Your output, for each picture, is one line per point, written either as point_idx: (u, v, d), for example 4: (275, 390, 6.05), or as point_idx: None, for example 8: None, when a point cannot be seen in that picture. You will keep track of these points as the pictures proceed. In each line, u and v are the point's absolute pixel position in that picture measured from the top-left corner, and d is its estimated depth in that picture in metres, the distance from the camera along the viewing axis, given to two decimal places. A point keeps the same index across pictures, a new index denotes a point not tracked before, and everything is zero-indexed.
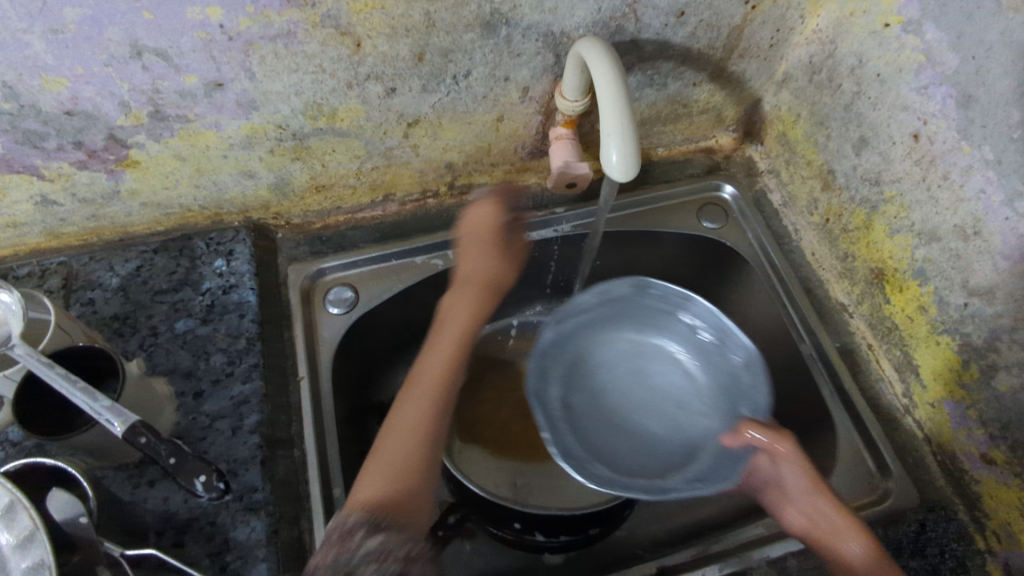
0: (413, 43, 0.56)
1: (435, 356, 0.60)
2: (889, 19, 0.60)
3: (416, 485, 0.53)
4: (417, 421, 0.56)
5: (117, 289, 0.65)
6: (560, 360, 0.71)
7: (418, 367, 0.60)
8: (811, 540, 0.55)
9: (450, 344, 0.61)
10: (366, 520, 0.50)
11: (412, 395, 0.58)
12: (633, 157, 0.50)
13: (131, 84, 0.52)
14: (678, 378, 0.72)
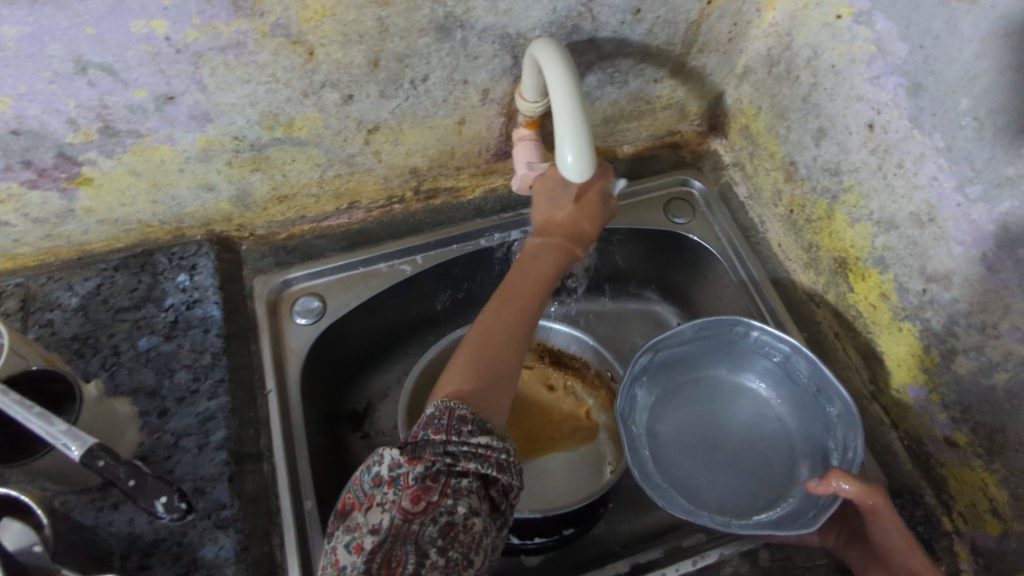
0: (368, 49, 0.56)
1: (524, 289, 0.60)
2: (841, 11, 0.60)
3: (492, 396, 0.52)
4: (499, 342, 0.56)
5: (77, 309, 0.64)
6: (649, 392, 0.71)
7: (513, 289, 0.61)
8: None
9: (537, 278, 0.62)
10: (470, 416, 0.48)
11: (508, 306, 0.59)
12: (587, 159, 0.51)
13: (78, 101, 0.50)
14: (765, 418, 0.71)
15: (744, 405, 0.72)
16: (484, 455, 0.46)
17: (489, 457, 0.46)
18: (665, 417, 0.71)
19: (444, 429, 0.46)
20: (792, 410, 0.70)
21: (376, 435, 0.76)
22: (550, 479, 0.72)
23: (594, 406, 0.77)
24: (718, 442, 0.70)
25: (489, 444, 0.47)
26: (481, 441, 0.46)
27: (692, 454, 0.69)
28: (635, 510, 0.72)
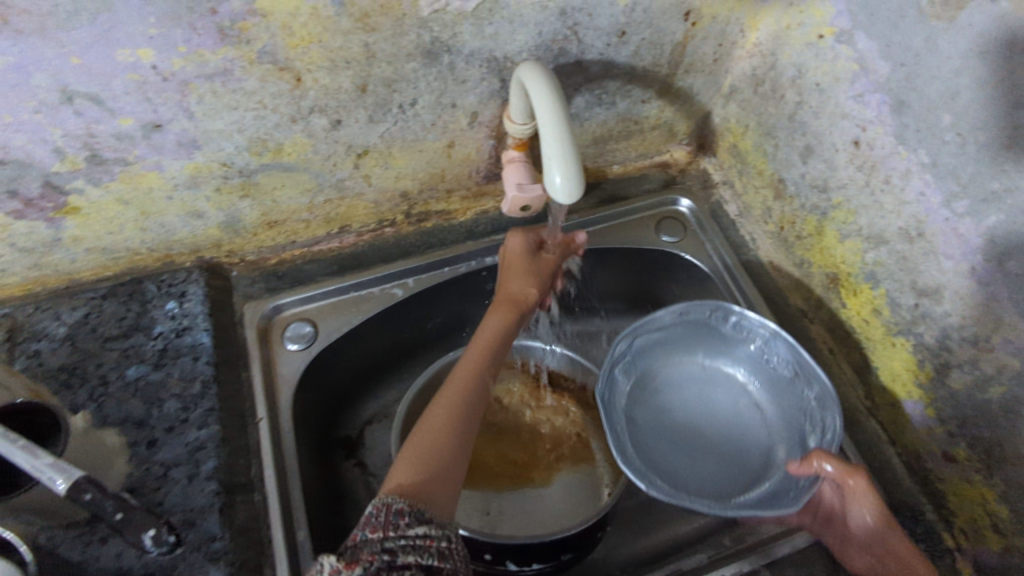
0: (355, 75, 0.56)
1: (467, 376, 0.58)
2: (823, 30, 0.61)
3: (443, 482, 0.50)
4: (447, 433, 0.53)
5: (64, 339, 0.63)
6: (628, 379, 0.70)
7: (456, 376, 0.59)
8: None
9: (481, 365, 0.60)
10: (407, 508, 0.46)
11: (454, 393, 0.57)
12: (576, 179, 0.50)
13: (64, 130, 0.50)
14: (742, 405, 0.71)
15: (721, 394, 0.72)
16: (423, 546, 0.44)
17: (429, 547, 0.44)
18: (643, 404, 0.70)
19: (382, 526, 0.44)
20: (769, 395, 0.70)
21: (370, 462, 0.75)
22: (545, 504, 0.71)
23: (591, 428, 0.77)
24: (698, 429, 0.69)
25: (427, 535, 0.45)
26: (420, 535, 0.44)
27: (672, 441, 0.68)
28: (633, 534, 0.71)
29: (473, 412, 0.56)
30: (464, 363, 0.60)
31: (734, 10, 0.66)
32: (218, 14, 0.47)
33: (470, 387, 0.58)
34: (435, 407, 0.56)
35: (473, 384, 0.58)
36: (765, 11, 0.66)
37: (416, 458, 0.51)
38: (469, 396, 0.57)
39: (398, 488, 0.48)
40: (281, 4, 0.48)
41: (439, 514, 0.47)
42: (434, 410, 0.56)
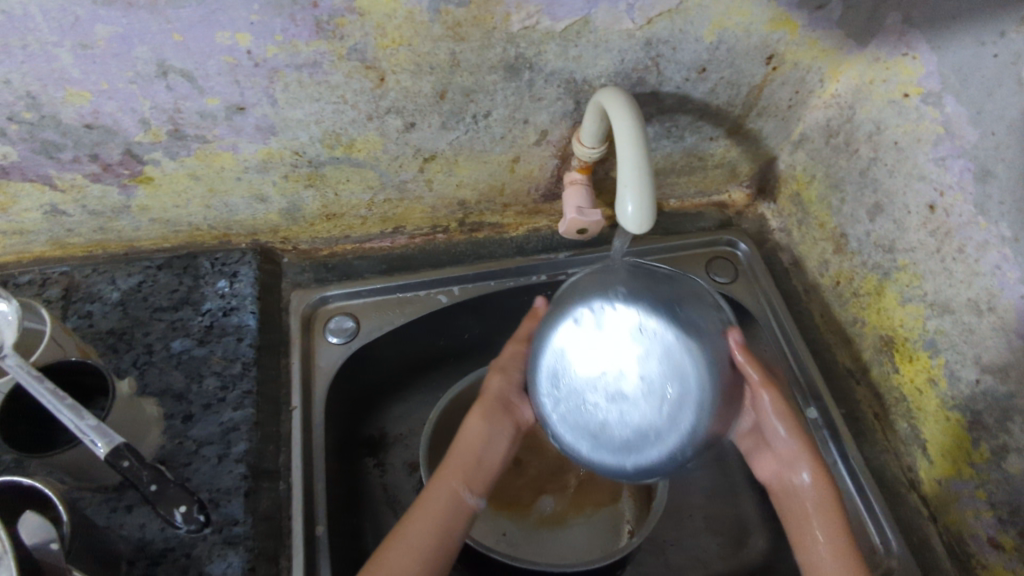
0: (437, 81, 0.57)
1: (436, 494, 0.55)
2: (909, 90, 0.60)
3: None
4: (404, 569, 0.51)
5: (116, 303, 0.64)
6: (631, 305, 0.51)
7: (427, 497, 0.55)
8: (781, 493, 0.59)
9: (451, 487, 0.56)
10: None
11: (423, 518, 0.54)
12: (649, 209, 0.50)
13: (153, 102, 0.52)
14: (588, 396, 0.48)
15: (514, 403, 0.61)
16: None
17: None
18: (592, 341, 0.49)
19: None
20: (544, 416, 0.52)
21: (392, 464, 0.75)
22: (553, 536, 0.70)
23: None
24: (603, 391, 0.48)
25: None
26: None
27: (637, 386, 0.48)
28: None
29: (440, 532, 0.54)
30: (438, 478, 0.57)
31: (817, 59, 0.65)
32: (319, 8, 0.48)
33: (444, 509, 0.55)
34: (396, 531, 0.53)
35: (446, 510, 0.55)
36: (848, 64, 0.65)
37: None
38: (437, 518, 0.54)
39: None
40: (379, 5, 0.49)
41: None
42: (396, 537, 0.53)
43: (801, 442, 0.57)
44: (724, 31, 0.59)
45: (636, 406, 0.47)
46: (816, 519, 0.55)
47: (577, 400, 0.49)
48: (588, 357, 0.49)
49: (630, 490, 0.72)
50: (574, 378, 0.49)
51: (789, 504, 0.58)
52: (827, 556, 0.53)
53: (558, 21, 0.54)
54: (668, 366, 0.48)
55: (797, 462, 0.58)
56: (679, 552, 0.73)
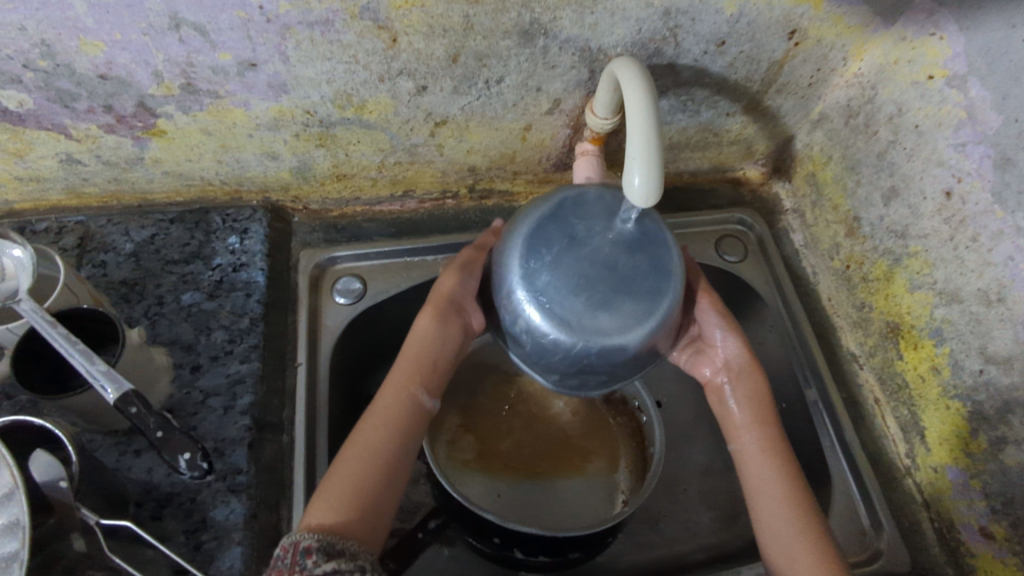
0: (450, 44, 0.56)
1: (391, 399, 0.57)
2: (934, 71, 0.58)
3: (370, 521, 0.50)
4: (364, 470, 0.52)
5: (129, 254, 0.66)
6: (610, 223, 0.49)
7: (384, 400, 0.57)
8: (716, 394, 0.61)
9: (406, 392, 0.57)
10: (315, 545, 0.45)
11: (379, 419, 0.55)
12: (657, 181, 0.46)
13: (166, 55, 0.52)
14: (562, 310, 0.46)
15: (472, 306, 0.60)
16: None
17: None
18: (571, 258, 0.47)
19: (287, 568, 0.43)
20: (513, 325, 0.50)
21: None
22: (546, 503, 0.71)
23: (618, 433, 0.76)
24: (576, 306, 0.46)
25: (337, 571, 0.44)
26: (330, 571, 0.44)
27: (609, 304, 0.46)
28: (640, 546, 0.72)
29: (396, 430, 0.55)
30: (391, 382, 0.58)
31: (841, 36, 0.63)
32: None
33: (398, 411, 0.56)
34: (355, 435, 0.55)
35: (401, 414, 0.56)
36: (873, 42, 0.63)
37: (323, 503, 0.50)
38: (392, 420, 0.56)
39: (314, 527, 0.48)
40: None
41: (358, 551, 0.47)
42: (354, 440, 0.54)
43: (745, 356, 0.60)
44: (746, 3, 0.58)
45: (611, 305, 0.46)
46: (752, 423, 0.58)
47: (550, 294, 0.47)
48: (571, 253, 0.47)
49: (627, 461, 0.74)
50: (553, 272, 0.47)
51: (726, 414, 0.60)
52: (760, 452, 0.56)
53: None
54: (645, 269, 0.47)
55: (738, 370, 0.60)
56: (673, 524, 0.74)
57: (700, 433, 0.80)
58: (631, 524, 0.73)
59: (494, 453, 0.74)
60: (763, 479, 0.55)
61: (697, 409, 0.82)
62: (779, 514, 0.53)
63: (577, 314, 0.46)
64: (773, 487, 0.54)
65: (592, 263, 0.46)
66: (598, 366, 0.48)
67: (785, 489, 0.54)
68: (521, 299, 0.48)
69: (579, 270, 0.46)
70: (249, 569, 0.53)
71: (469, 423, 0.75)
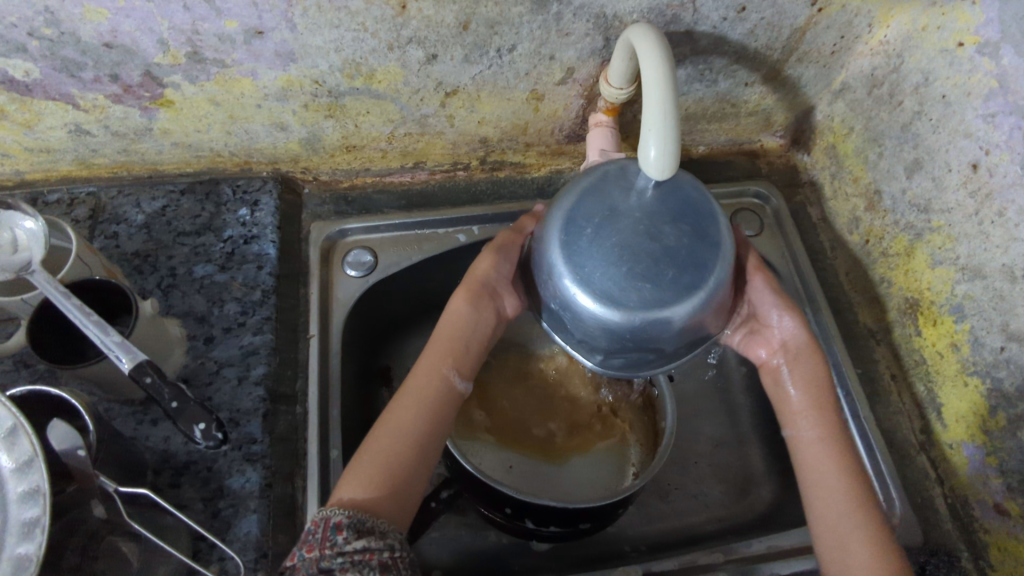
0: (460, 10, 0.55)
1: (424, 384, 0.57)
2: (964, 39, 0.56)
3: (399, 494, 0.51)
4: (395, 450, 0.53)
5: (141, 226, 0.66)
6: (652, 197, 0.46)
7: (418, 382, 0.57)
8: (769, 374, 0.60)
9: (439, 371, 0.57)
10: (346, 521, 0.47)
11: (409, 403, 0.56)
12: (674, 154, 0.45)
13: (171, 23, 0.51)
14: (604, 284, 0.45)
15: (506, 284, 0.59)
16: (363, 561, 0.44)
17: (370, 561, 0.44)
18: (611, 231, 0.45)
19: (317, 543, 0.45)
20: (554, 302, 0.49)
21: None
22: (565, 479, 0.71)
23: (630, 407, 0.75)
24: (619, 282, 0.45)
25: (366, 549, 0.45)
26: (360, 549, 0.45)
27: (652, 278, 0.44)
28: (651, 516, 0.72)
29: (428, 410, 0.55)
30: (423, 361, 0.58)
31: (867, 1, 0.61)
32: None
33: (430, 391, 0.56)
34: (387, 413, 0.55)
35: (433, 395, 0.56)
36: (901, 7, 0.61)
37: (355, 481, 0.51)
38: (424, 400, 0.56)
39: (346, 503, 0.49)
40: None
41: (386, 529, 0.48)
42: (386, 419, 0.55)
43: (805, 336, 0.59)
44: None
45: (654, 278, 0.44)
46: (810, 409, 0.57)
47: (589, 269, 0.45)
48: (612, 225, 0.46)
49: (640, 434, 0.74)
50: (596, 249, 0.45)
51: (781, 397, 0.59)
52: (818, 440, 0.56)
53: None
54: (688, 241, 0.46)
55: (797, 351, 0.59)
56: (684, 497, 0.74)
57: (713, 407, 0.80)
58: (642, 495, 0.73)
59: (512, 427, 0.74)
60: (823, 467, 0.55)
61: (710, 384, 0.81)
62: (839, 504, 0.53)
63: (619, 289, 0.45)
64: (833, 477, 0.54)
65: (633, 235, 0.45)
66: (643, 343, 0.46)
67: (845, 479, 0.54)
68: (558, 275, 0.47)
69: (620, 242, 0.45)
70: (266, 535, 0.54)
71: (491, 398, 0.75)
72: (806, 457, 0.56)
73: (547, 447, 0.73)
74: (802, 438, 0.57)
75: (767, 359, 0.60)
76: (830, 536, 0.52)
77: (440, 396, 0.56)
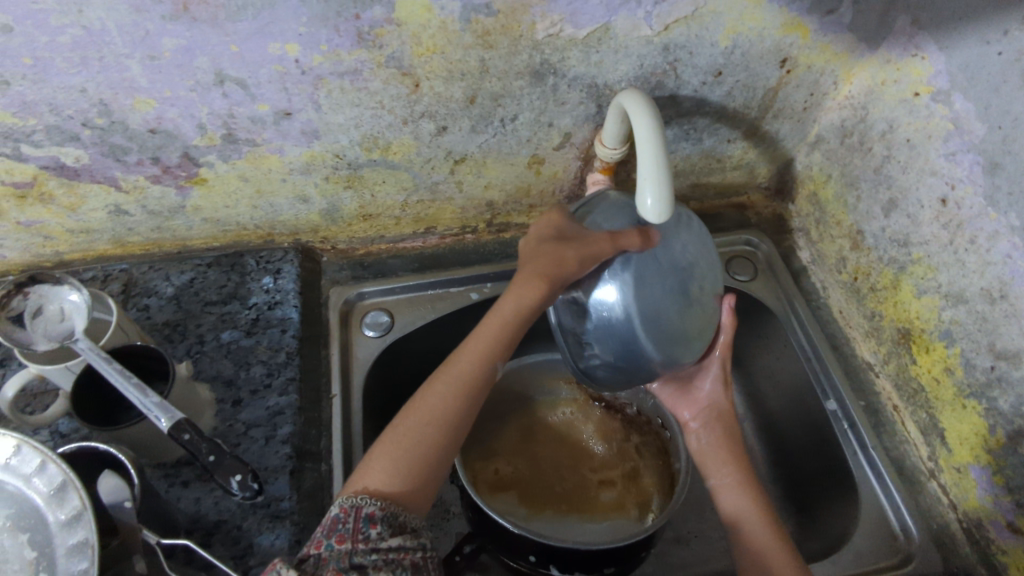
0: (467, 86, 0.61)
1: (472, 371, 0.57)
2: (919, 89, 0.62)
3: (421, 490, 0.52)
4: (432, 441, 0.53)
5: (171, 298, 0.69)
6: (704, 270, 0.56)
7: (458, 368, 0.57)
8: (692, 429, 0.67)
9: (489, 360, 0.57)
10: (379, 513, 0.48)
11: (442, 389, 0.56)
12: (669, 201, 0.50)
13: (210, 109, 0.57)
14: (654, 312, 0.53)
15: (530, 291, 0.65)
16: (396, 559, 0.45)
17: (401, 561, 0.46)
18: (674, 274, 0.54)
19: (350, 535, 0.46)
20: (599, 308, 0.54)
21: None
22: (553, 529, 0.71)
23: (645, 453, 0.77)
24: (661, 316, 0.53)
25: (401, 548, 0.47)
26: (394, 545, 0.46)
27: (677, 326, 0.54)
28: (672, 566, 0.72)
29: (468, 406, 0.56)
30: (475, 346, 0.57)
31: (830, 62, 0.68)
32: (361, 19, 0.52)
33: (471, 385, 0.56)
34: (428, 400, 0.55)
35: (474, 384, 0.56)
36: (861, 66, 0.68)
37: (389, 464, 0.51)
38: (466, 394, 0.56)
39: (376, 496, 0.49)
40: (415, 16, 0.53)
41: (416, 528, 0.50)
42: (418, 411, 0.55)
43: (728, 401, 0.67)
44: (738, 35, 0.63)
45: (680, 326, 0.54)
46: (728, 459, 0.63)
47: (641, 290, 0.53)
48: (673, 268, 0.54)
49: (656, 482, 0.74)
50: (661, 282, 0.53)
51: (699, 451, 0.66)
52: (738, 483, 0.61)
53: (580, 29, 0.58)
54: (705, 310, 0.56)
55: (718, 413, 0.66)
56: (704, 543, 0.74)
57: None
58: (663, 544, 0.74)
59: (518, 480, 0.74)
60: (741, 509, 0.60)
61: None
62: (760, 536, 0.57)
63: (659, 322, 0.53)
64: (751, 514, 0.59)
65: (684, 288, 0.54)
66: (637, 367, 0.54)
67: (764, 515, 0.59)
68: (617, 283, 0.53)
69: (669, 283, 0.53)
70: None
71: (498, 451, 0.76)
72: (725, 498, 0.61)
73: (545, 497, 0.73)
74: (718, 482, 0.63)
75: (691, 419, 0.68)
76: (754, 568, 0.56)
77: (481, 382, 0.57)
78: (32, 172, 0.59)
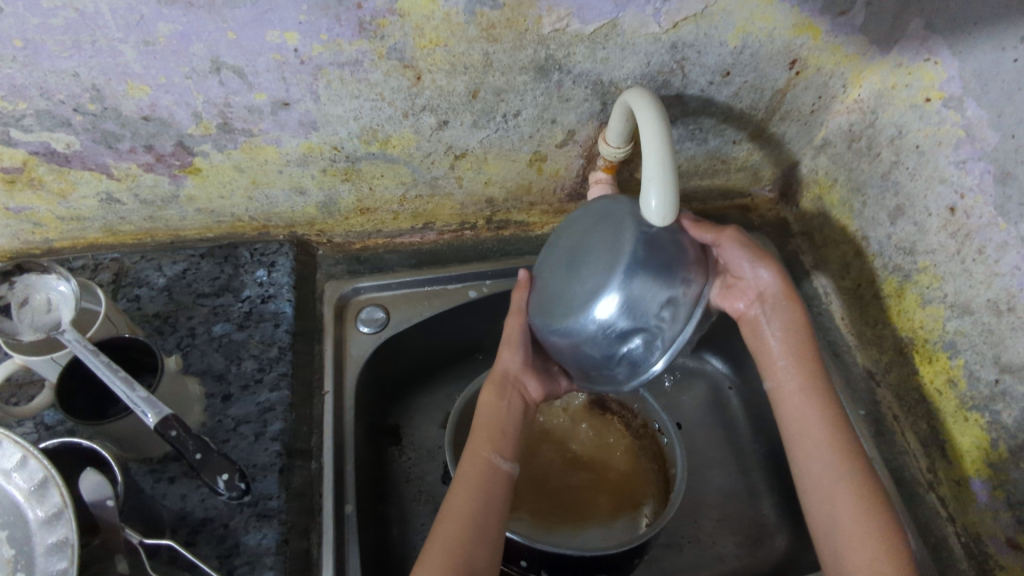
0: (470, 80, 0.59)
1: (470, 471, 0.58)
2: (931, 94, 0.61)
3: None
4: (463, 537, 0.54)
5: (162, 289, 0.68)
6: (580, 236, 0.55)
7: (465, 469, 0.58)
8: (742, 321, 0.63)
9: (482, 454, 0.59)
10: None
11: (462, 489, 0.57)
12: (674, 204, 0.49)
13: (206, 97, 0.55)
14: (558, 312, 0.54)
15: None
16: None
17: None
18: (554, 276, 0.56)
19: None
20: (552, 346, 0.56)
21: (416, 450, 0.76)
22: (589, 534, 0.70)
23: (642, 459, 0.75)
24: (564, 305, 0.53)
25: None
26: None
27: (584, 289, 0.52)
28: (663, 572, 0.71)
29: (490, 501, 0.56)
30: (474, 448, 0.59)
31: (840, 64, 0.66)
32: (362, 9, 0.51)
33: (482, 486, 0.57)
34: (451, 503, 0.56)
35: (482, 481, 0.57)
36: (871, 70, 0.67)
37: (442, 565, 0.52)
38: (480, 491, 0.56)
39: None
40: (418, 7, 0.52)
41: None
42: (444, 513, 0.56)
43: (778, 284, 0.61)
44: (748, 35, 0.61)
45: (588, 287, 0.52)
46: (784, 357, 0.60)
47: (556, 293, 0.55)
48: (553, 272, 0.56)
49: (653, 487, 0.73)
50: (552, 292, 0.55)
51: (763, 346, 0.62)
52: (798, 390, 0.59)
53: (587, 24, 0.56)
54: (608, 243, 0.52)
55: (771, 300, 0.61)
56: (698, 550, 0.73)
57: (724, 454, 0.80)
58: (656, 550, 0.73)
59: (541, 495, 0.72)
60: (803, 420, 0.58)
61: (719, 431, 0.82)
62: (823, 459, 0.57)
63: (571, 312, 0.53)
64: (813, 429, 0.58)
65: (570, 270, 0.54)
66: (613, 339, 0.51)
67: (826, 431, 0.57)
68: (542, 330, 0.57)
69: (555, 285, 0.55)
70: None
71: None
72: (785, 404, 0.60)
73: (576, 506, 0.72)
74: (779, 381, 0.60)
75: (744, 309, 0.62)
76: (818, 491, 0.56)
77: (486, 479, 0.57)
78: (21, 158, 0.57)
